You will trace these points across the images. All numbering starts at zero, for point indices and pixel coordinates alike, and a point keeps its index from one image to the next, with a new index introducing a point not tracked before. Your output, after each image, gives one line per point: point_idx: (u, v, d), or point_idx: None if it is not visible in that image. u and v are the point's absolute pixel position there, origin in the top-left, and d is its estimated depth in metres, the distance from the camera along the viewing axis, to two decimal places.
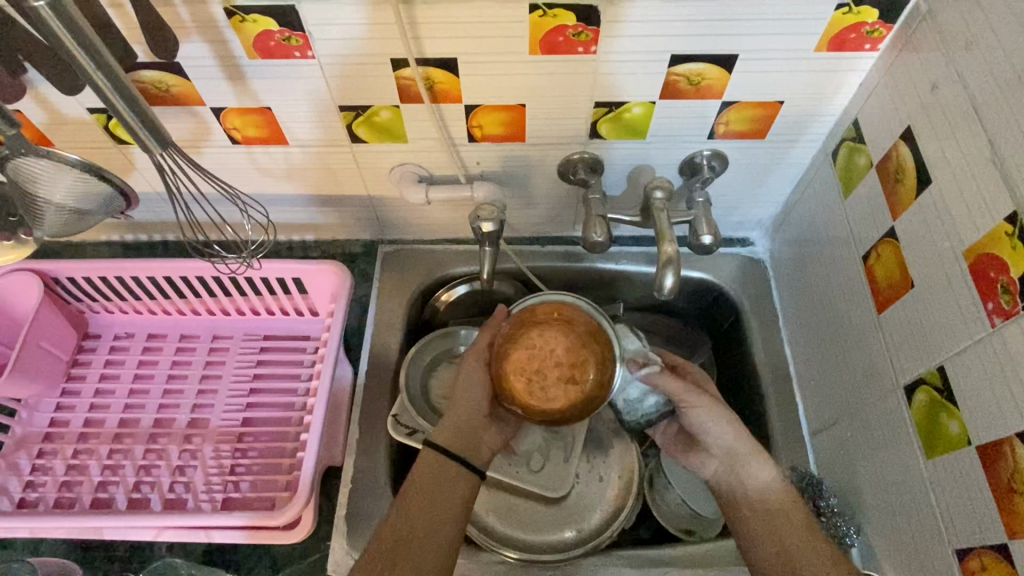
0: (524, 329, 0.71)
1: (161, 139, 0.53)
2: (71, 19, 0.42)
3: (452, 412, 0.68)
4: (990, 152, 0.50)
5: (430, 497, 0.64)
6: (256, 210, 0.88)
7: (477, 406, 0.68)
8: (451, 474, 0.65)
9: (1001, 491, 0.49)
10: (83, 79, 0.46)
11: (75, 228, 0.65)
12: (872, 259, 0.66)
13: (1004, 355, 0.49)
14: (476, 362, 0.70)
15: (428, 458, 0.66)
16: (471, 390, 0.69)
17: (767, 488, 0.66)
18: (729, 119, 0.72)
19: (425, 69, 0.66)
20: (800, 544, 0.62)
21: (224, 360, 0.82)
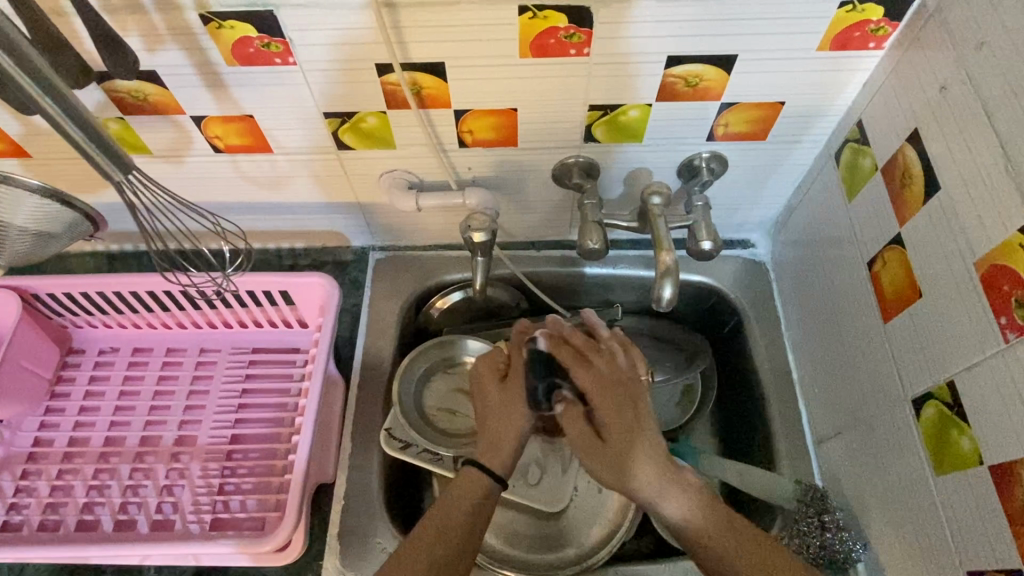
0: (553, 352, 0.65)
1: (117, 163, 0.51)
2: (14, 46, 0.40)
3: (497, 438, 0.64)
4: (1002, 159, 0.48)
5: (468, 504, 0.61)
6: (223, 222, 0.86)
7: (523, 431, 0.65)
8: (491, 495, 0.62)
9: (1015, 514, 0.47)
10: (34, 108, 0.44)
11: (41, 253, 0.63)
12: (877, 266, 0.63)
13: (1018, 373, 0.46)
14: (517, 383, 0.66)
15: (473, 477, 0.62)
16: (514, 408, 0.65)
17: (683, 517, 0.59)
18: (728, 121, 0.70)
19: (412, 74, 0.64)
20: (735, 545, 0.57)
21: (213, 374, 0.80)
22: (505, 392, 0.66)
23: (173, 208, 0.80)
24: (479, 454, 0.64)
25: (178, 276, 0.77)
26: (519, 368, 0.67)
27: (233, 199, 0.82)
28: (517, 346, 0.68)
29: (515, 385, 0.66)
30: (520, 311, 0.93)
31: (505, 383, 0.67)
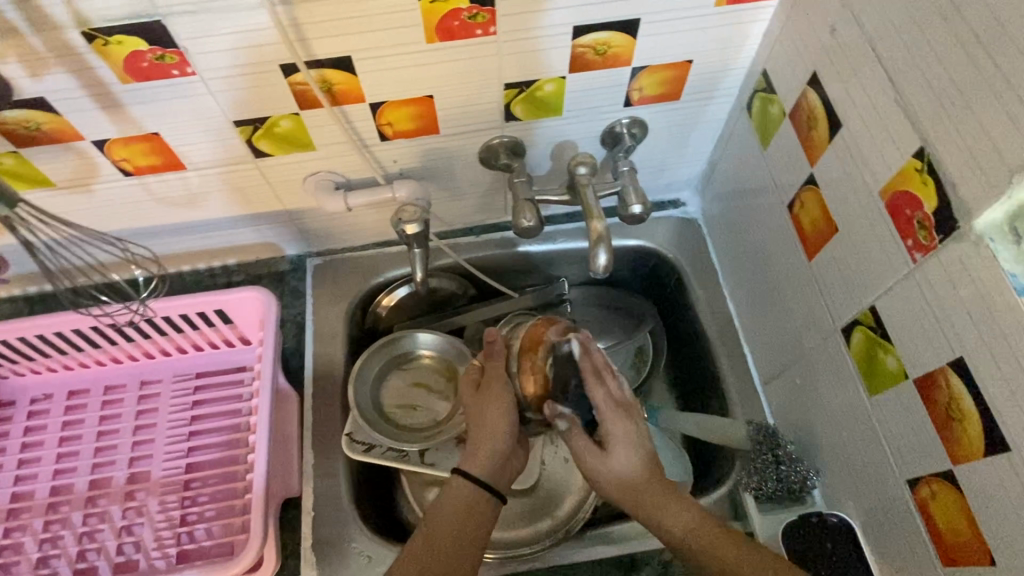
0: (525, 350, 0.66)
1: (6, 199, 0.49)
2: None
3: (479, 444, 0.65)
4: (891, 92, 0.50)
5: (456, 516, 0.61)
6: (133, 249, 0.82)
7: (507, 432, 0.66)
8: (479, 499, 0.63)
9: (940, 421, 0.51)
10: None
11: None
12: (797, 208, 0.66)
13: (927, 288, 0.49)
14: (492, 390, 0.67)
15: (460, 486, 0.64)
16: (489, 413, 0.66)
17: (689, 532, 0.58)
18: (642, 85, 0.71)
19: (319, 71, 0.62)
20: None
21: (157, 406, 0.77)
22: (480, 401, 0.68)
23: (72, 240, 0.76)
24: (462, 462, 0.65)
25: (105, 309, 0.73)
26: (491, 376, 0.68)
27: (153, 223, 0.79)
28: (488, 352, 0.69)
29: (488, 393, 0.68)
30: (468, 298, 0.94)
31: (479, 392, 0.69)
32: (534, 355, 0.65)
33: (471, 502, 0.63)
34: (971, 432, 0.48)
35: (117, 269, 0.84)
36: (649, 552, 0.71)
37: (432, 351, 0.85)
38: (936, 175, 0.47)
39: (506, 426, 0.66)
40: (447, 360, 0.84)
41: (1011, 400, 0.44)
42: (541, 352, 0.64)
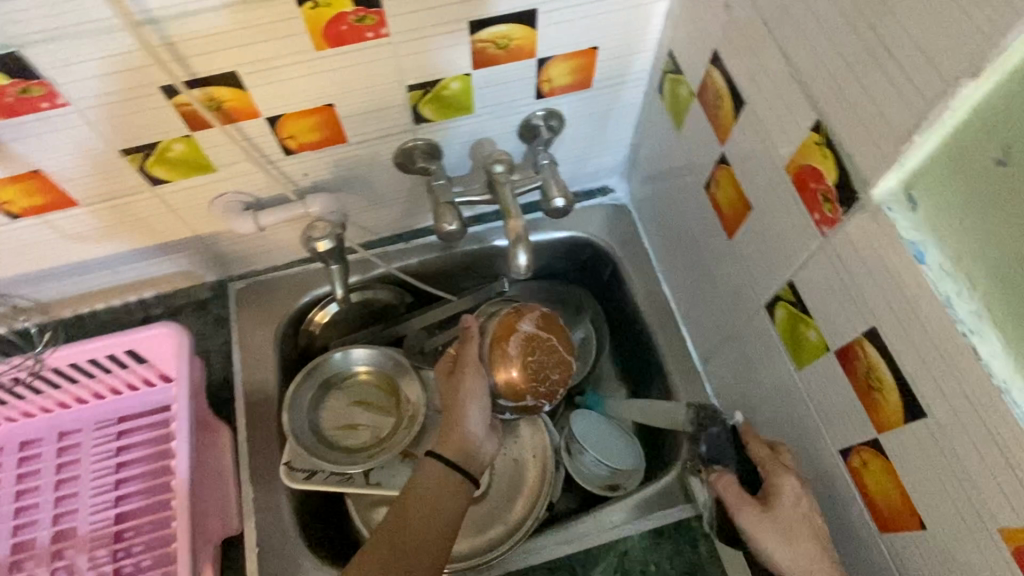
0: (499, 337, 0.69)
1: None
2: None
3: (452, 426, 0.67)
4: (786, 66, 0.50)
5: (427, 504, 0.62)
6: (18, 297, 0.77)
7: (478, 416, 0.68)
8: (450, 482, 0.64)
9: (861, 390, 0.51)
10: None
11: None
12: (713, 187, 0.65)
13: (836, 260, 0.49)
14: (464, 375, 0.69)
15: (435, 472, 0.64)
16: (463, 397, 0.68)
17: None
18: (550, 75, 0.70)
19: (204, 89, 0.59)
20: None
21: (78, 457, 0.73)
22: (455, 386, 0.69)
23: None
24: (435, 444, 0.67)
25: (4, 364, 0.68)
26: (465, 361, 0.70)
27: (53, 264, 0.74)
28: (463, 339, 0.72)
29: (462, 375, 0.69)
30: (407, 307, 0.91)
31: (452, 378, 0.70)
32: (509, 341, 0.69)
33: (442, 487, 0.64)
34: (890, 400, 0.48)
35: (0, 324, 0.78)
36: (603, 544, 0.71)
37: (368, 366, 0.82)
38: (834, 147, 0.46)
39: (478, 410, 0.68)
40: (384, 373, 0.81)
41: (921, 366, 0.44)
42: (516, 338, 0.69)
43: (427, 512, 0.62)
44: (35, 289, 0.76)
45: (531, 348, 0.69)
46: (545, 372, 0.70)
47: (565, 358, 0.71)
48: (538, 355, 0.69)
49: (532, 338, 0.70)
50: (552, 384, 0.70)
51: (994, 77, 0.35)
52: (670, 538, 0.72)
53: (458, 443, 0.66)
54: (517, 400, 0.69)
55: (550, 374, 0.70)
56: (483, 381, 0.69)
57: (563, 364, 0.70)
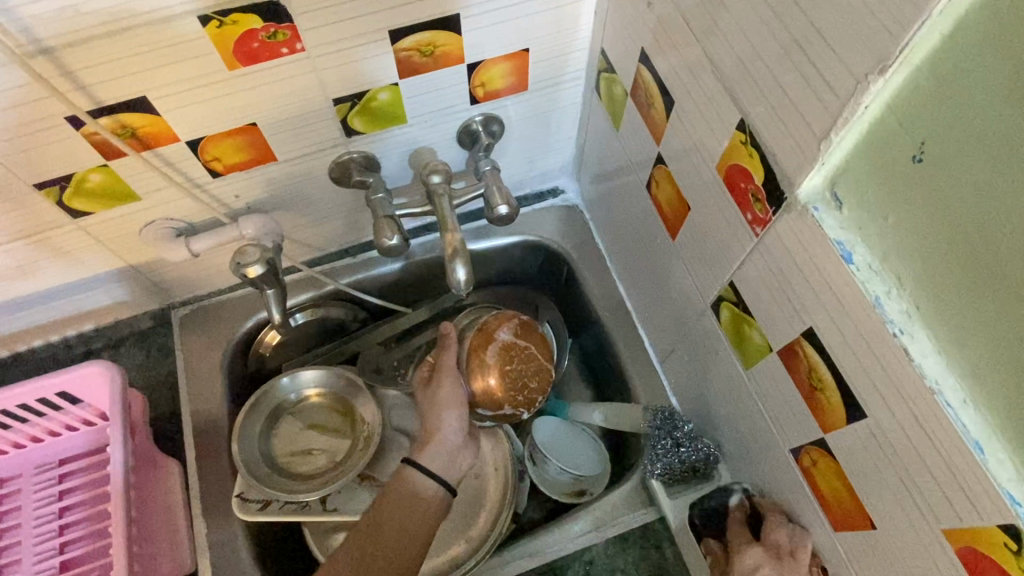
0: (476, 346, 0.67)
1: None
2: None
3: (430, 435, 0.63)
4: (708, 63, 0.48)
5: (399, 517, 0.60)
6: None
7: (455, 424, 0.64)
8: (425, 497, 0.61)
9: (806, 391, 0.50)
10: None
11: None
12: (654, 187, 0.64)
13: (770, 260, 0.48)
14: (442, 382, 0.66)
15: (407, 486, 0.61)
16: (440, 404, 0.65)
17: None
18: (483, 80, 0.68)
19: (114, 117, 0.56)
20: None
21: (19, 504, 0.70)
22: (432, 395, 0.66)
23: None
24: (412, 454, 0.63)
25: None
26: (441, 369, 0.66)
27: None
28: (441, 347, 0.68)
29: (439, 384, 0.66)
30: (361, 322, 0.88)
31: (430, 386, 0.67)
32: (487, 349, 0.66)
33: (416, 501, 0.61)
34: (832, 401, 0.47)
35: None
36: (567, 555, 0.70)
37: (318, 388, 0.79)
38: (759, 146, 0.45)
39: (457, 418, 0.64)
40: (336, 394, 0.79)
41: (857, 366, 0.43)
42: (495, 345, 0.66)
43: (401, 526, 0.60)
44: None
45: (509, 356, 0.66)
46: (523, 381, 0.66)
47: (544, 367, 0.69)
48: (516, 364, 0.66)
49: (510, 347, 0.67)
50: (532, 393, 0.67)
51: (901, 72, 0.34)
52: (635, 544, 0.70)
53: (437, 454, 0.63)
54: (496, 409, 0.66)
55: (529, 383, 0.66)
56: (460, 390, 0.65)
57: (541, 372, 0.68)
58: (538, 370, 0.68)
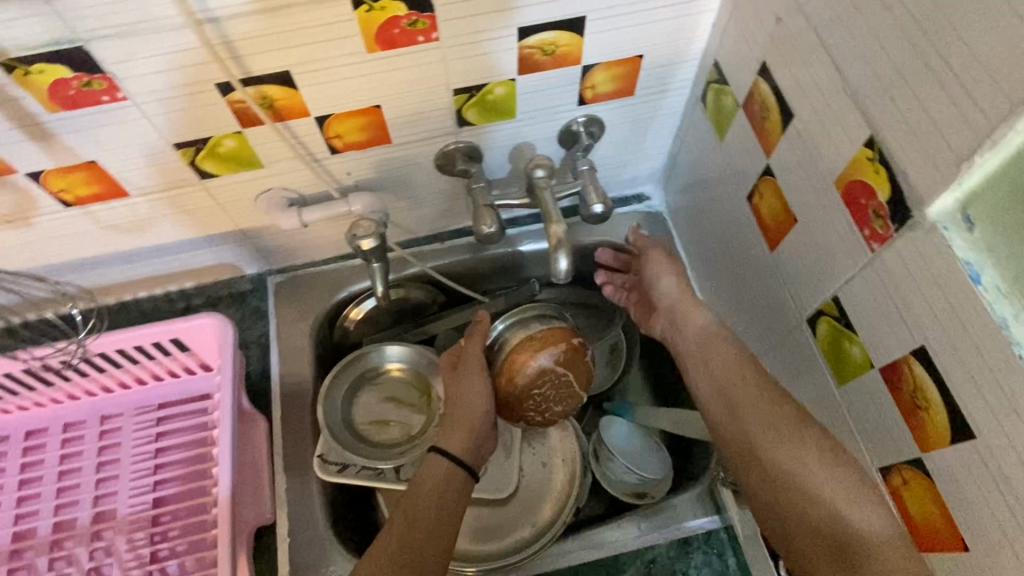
0: (514, 360, 0.71)
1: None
2: None
3: (455, 420, 0.69)
4: (839, 81, 0.50)
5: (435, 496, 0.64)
6: (64, 284, 0.79)
7: (480, 413, 0.69)
8: (453, 480, 0.66)
9: (907, 410, 0.50)
10: None
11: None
12: (756, 199, 0.65)
13: (885, 277, 0.49)
14: (468, 376, 0.70)
15: (438, 468, 0.66)
16: (464, 398, 0.69)
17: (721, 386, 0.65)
18: (595, 82, 0.70)
19: (258, 87, 0.60)
20: (788, 447, 0.58)
21: (119, 441, 0.75)
22: (459, 381, 0.70)
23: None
24: (440, 439, 0.68)
25: (34, 350, 0.70)
26: (468, 359, 0.71)
27: (101, 253, 0.76)
28: (472, 336, 0.73)
29: (466, 373, 0.71)
30: (438, 306, 0.92)
31: (457, 372, 0.72)
32: (522, 368, 0.70)
33: (447, 483, 0.65)
34: (937, 420, 0.48)
35: (54, 305, 0.80)
36: (631, 551, 0.71)
37: (401, 364, 0.83)
38: (888, 163, 0.46)
39: (480, 408, 0.69)
40: (417, 371, 0.83)
41: (972, 387, 0.43)
42: (530, 367, 0.70)
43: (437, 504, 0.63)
44: (82, 275, 0.79)
45: (540, 381, 0.70)
46: (548, 405, 0.71)
47: (575, 394, 0.72)
48: (545, 388, 0.70)
49: (546, 371, 0.70)
50: (553, 415, 0.72)
51: None
52: (699, 549, 0.71)
53: (463, 436, 0.68)
54: (517, 418, 0.72)
55: (551, 408, 0.71)
56: (483, 383, 0.70)
57: (569, 400, 0.71)
58: (566, 396, 0.71)
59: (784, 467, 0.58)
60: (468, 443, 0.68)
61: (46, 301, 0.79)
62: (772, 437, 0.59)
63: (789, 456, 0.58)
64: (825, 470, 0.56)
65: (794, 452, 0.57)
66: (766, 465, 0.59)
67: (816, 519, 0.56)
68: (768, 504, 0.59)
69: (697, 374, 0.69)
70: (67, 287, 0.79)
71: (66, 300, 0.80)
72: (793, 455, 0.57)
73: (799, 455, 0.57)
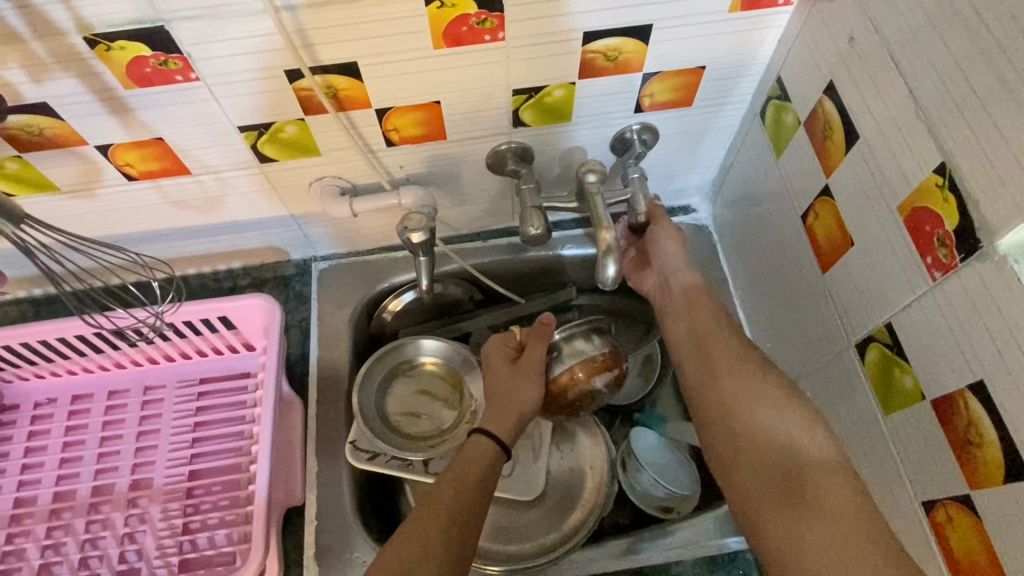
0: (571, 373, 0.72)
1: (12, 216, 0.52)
2: None
3: (506, 413, 0.68)
4: (912, 104, 0.49)
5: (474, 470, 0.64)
6: (140, 254, 0.82)
7: (527, 412, 0.69)
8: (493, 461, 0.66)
9: (958, 445, 0.49)
10: None
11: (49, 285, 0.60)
12: (811, 218, 0.65)
13: (945, 307, 0.48)
14: (527, 378, 0.70)
15: (480, 446, 0.66)
16: (518, 399, 0.69)
17: (700, 335, 0.69)
18: (653, 91, 0.70)
19: (324, 76, 0.61)
20: (749, 389, 0.63)
21: (160, 412, 0.77)
22: (516, 378, 0.70)
23: (73, 244, 0.76)
24: (487, 424, 0.67)
25: (89, 316, 0.73)
26: (530, 360, 0.71)
27: (157, 227, 0.78)
28: (539, 337, 0.71)
29: (525, 373, 0.70)
30: (474, 305, 0.92)
31: (517, 368, 0.71)
32: (574, 383, 0.72)
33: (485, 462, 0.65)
34: (990, 457, 0.46)
35: (127, 273, 0.83)
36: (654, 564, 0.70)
37: (435, 357, 0.84)
38: (958, 191, 0.45)
39: (528, 410, 0.69)
40: (452, 367, 0.83)
41: None
42: (581, 384, 0.72)
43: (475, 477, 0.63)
44: (137, 248, 0.81)
45: (583, 398, 0.73)
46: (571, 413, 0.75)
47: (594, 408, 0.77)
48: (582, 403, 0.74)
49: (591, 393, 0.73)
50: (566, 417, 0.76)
51: None
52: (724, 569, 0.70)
53: (511, 430, 0.68)
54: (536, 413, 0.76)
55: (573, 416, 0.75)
56: (539, 388, 0.70)
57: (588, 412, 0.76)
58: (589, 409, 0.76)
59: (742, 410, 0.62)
60: (513, 435, 0.68)
61: (124, 269, 0.82)
62: (736, 379, 0.64)
63: (751, 396, 0.63)
64: (784, 413, 0.61)
65: (757, 394, 0.62)
66: (730, 410, 0.63)
67: (766, 442, 0.60)
68: (723, 431, 0.63)
69: (676, 325, 0.73)
70: (144, 259, 0.82)
71: (142, 269, 0.83)
72: (755, 394, 0.63)
73: (762, 399, 0.62)
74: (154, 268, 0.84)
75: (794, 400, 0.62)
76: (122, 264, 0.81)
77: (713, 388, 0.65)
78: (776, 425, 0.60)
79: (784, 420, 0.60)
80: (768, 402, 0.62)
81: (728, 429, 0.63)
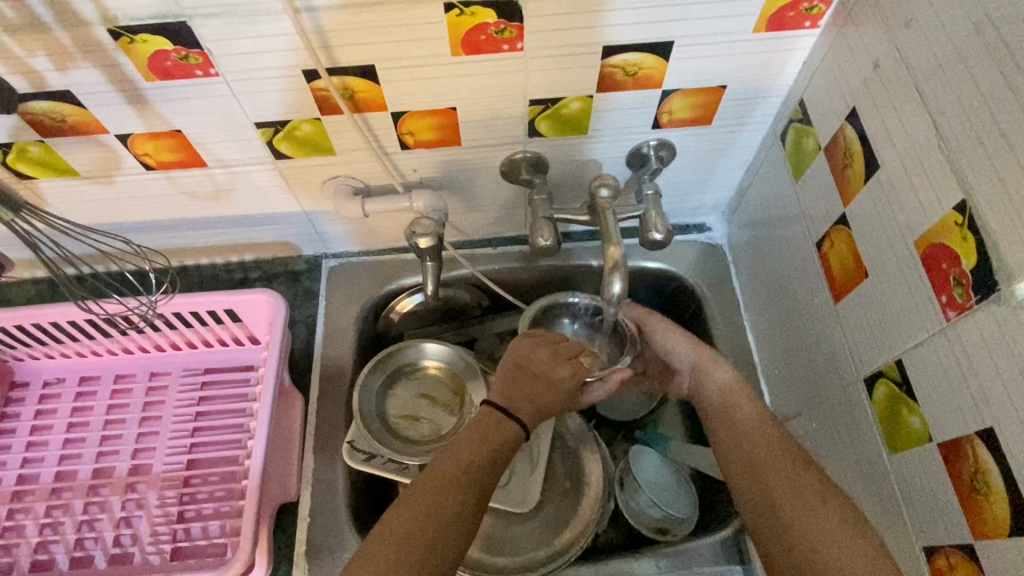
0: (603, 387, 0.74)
1: (9, 206, 0.53)
2: None
3: (536, 410, 0.67)
4: (935, 138, 0.47)
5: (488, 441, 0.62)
6: (138, 243, 0.83)
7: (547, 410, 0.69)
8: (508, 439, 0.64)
9: (964, 492, 0.47)
10: None
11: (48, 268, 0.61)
12: (826, 246, 0.63)
13: (958, 350, 0.47)
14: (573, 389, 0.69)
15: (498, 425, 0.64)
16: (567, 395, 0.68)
17: (744, 438, 0.64)
18: (672, 108, 0.69)
19: (341, 77, 0.61)
20: (801, 506, 0.56)
21: (164, 399, 0.78)
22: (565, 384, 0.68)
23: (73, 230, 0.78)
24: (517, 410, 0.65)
25: (100, 300, 0.74)
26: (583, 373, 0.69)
27: (172, 216, 0.79)
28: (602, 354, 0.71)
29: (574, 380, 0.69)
30: (482, 310, 0.91)
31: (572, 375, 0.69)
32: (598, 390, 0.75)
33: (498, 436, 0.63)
34: (996, 507, 0.45)
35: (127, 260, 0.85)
36: None
37: (438, 361, 0.84)
38: (977, 230, 0.44)
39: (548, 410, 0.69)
40: (455, 373, 0.83)
41: None
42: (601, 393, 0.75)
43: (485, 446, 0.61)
44: (152, 236, 0.82)
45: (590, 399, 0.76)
46: None
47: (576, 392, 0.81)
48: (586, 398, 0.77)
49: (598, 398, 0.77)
50: None
51: None
52: None
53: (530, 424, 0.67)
54: None
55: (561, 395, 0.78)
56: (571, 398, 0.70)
57: None
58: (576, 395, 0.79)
59: (800, 534, 0.55)
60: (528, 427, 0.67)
61: (123, 256, 0.84)
62: (789, 495, 0.57)
63: (808, 516, 0.55)
64: (848, 537, 0.53)
65: (814, 514, 0.55)
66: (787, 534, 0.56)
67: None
68: (787, 563, 0.55)
69: (720, 434, 0.67)
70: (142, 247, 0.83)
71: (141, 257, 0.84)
72: (812, 516, 0.55)
73: (822, 520, 0.54)
74: (153, 257, 0.85)
75: (862, 523, 0.53)
76: (120, 250, 0.83)
77: (766, 501, 0.59)
78: (837, 551, 0.52)
79: (847, 546, 0.52)
80: (825, 522, 0.54)
81: (789, 556, 0.55)
